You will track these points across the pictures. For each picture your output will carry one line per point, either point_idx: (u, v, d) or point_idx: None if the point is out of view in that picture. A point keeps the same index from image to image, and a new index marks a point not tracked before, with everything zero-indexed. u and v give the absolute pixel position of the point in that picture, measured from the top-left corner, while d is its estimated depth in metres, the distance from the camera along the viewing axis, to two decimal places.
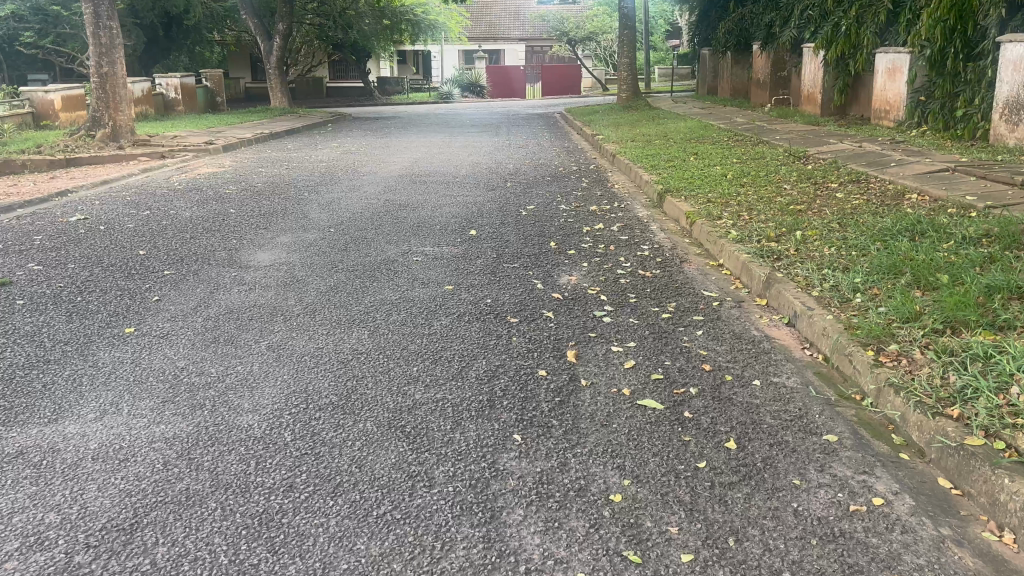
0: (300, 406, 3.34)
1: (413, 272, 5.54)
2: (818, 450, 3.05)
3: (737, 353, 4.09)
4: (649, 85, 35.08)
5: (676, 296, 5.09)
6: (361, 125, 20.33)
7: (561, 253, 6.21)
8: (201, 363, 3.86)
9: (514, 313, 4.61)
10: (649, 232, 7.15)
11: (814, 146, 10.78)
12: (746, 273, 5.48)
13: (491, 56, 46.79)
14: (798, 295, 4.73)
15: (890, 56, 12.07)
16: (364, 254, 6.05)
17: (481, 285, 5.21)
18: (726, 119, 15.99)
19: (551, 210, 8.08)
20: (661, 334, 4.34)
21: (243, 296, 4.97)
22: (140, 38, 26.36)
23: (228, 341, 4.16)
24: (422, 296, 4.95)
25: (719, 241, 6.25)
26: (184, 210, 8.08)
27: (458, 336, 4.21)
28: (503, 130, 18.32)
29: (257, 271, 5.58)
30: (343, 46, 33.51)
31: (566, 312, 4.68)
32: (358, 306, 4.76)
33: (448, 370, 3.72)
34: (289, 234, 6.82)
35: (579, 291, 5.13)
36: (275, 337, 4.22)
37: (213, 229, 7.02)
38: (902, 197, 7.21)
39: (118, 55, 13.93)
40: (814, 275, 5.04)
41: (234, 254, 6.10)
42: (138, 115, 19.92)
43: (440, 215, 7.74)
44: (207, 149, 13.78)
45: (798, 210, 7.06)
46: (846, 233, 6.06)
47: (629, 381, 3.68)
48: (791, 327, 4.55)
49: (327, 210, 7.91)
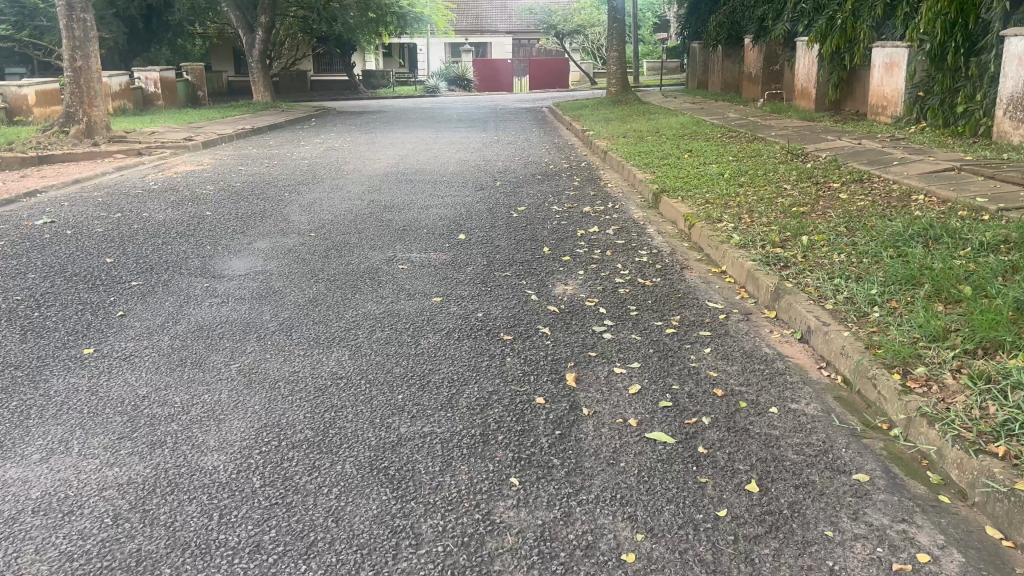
0: (272, 444, 3.00)
1: (399, 282, 5.19)
2: (849, 493, 2.74)
3: (748, 374, 3.78)
4: (638, 79, 34.84)
5: (680, 308, 4.78)
6: (346, 120, 19.92)
7: (555, 260, 5.88)
8: (164, 390, 3.51)
9: (507, 329, 4.29)
10: (646, 235, 6.84)
11: (812, 144, 10.50)
12: (752, 282, 5.17)
13: (478, 50, 46.36)
14: (811, 308, 4.43)
15: (887, 50, 11.80)
16: (346, 262, 5.70)
17: (471, 297, 4.88)
18: (719, 114, 15.71)
19: (542, 211, 7.76)
20: (666, 352, 4.03)
21: (214, 311, 4.61)
22: (120, 31, 25.78)
23: (195, 365, 3.80)
24: (408, 310, 4.61)
25: (721, 246, 5.95)
26: (157, 212, 7.69)
27: (446, 358, 3.88)
28: (491, 125, 17.97)
29: (231, 282, 5.22)
30: (328, 38, 32.97)
31: (562, 327, 4.35)
32: (338, 322, 4.42)
33: (436, 399, 3.39)
34: (267, 239, 6.46)
35: (576, 303, 4.81)
36: (248, 360, 3.86)
37: (187, 234, 6.64)
38: (908, 198, 6.92)
39: (93, 47, 13.46)
40: (826, 285, 4.74)
41: (207, 262, 5.73)
42: (116, 111, 19.42)
43: (427, 217, 7.39)
44: (186, 146, 13.35)
45: (801, 212, 6.77)
46: (855, 238, 5.76)
47: (635, 410, 3.36)
48: (805, 343, 4.24)
49: (308, 212, 7.54)
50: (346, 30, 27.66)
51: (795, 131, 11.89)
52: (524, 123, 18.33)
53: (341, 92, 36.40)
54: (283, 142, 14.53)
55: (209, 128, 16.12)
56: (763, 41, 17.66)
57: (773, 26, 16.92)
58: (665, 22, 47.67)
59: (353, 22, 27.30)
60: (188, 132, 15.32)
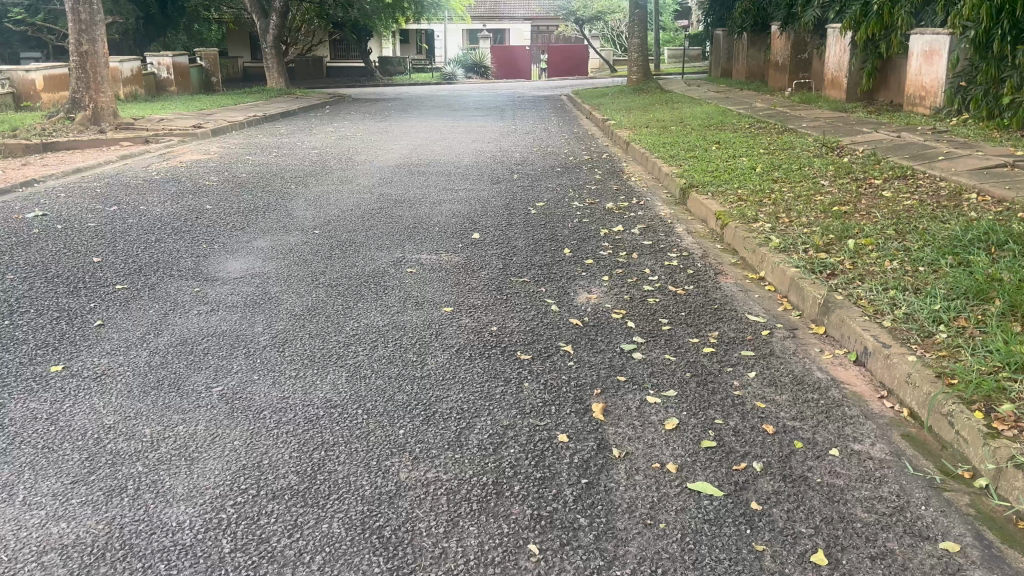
0: (248, 494, 2.56)
1: (407, 288, 4.74)
2: (939, 570, 2.27)
3: (801, 407, 3.32)
4: (659, 66, 34.14)
5: (716, 322, 4.30)
6: (359, 108, 19.46)
7: (576, 263, 5.41)
8: (134, 419, 3.08)
9: (525, 347, 3.83)
10: (674, 235, 6.36)
11: (846, 136, 9.94)
12: (796, 292, 4.69)
13: (496, 37, 45.76)
14: (866, 324, 3.94)
15: (926, 38, 11.21)
16: (350, 264, 5.25)
17: (485, 307, 4.42)
18: (745, 104, 15.13)
19: (562, 208, 7.28)
20: (706, 377, 3.56)
21: (200, 322, 4.17)
22: (134, 15, 25.38)
23: (172, 388, 3.37)
24: (415, 322, 4.15)
25: (759, 249, 5.46)
26: (154, 205, 7.28)
27: (457, 381, 3.43)
28: (508, 113, 17.44)
29: (224, 286, 4.80)
30: (343, 25, 32.51)
31: (586, 345, 3.89)
32: (337, 335, 3.97)
33: (443, 435, 2.94)
34: (268, 237, 6.02)
35: (601, 315, 4.34)
36: (232, 382, 3.43)
37: (184, 231, 6.22)
38: (960, 198, 6.40)
39: (99, 32, 13.03)
40: (881, 298, 4.24)
41: (200, 263, 5.31)
42: (128, 97, 19.08)
43: (439, 213, 6.94)
44: (193, 134, 12.95)
45: (844, 211, 6.26)
46: (907, 243, 5.24)
47: (673, 451, 2.91)
48: (862, 367, 3.75)
49: (313, 207, 7.10)
50: (362, 15, 27.17)
51: (828, 122, 11.31)
52: (542, 112, 17.80)
53: (356, 78, 35.92)
54: (294, 130, 14.12)
55: (220, 116, 15.70)
56: (791, 28, 17.03)
57: (802, 13, 16.26)
58: (685, 9, 46.95)
59: (370, 7, 26.77)
60: (198, 119, 14.93)
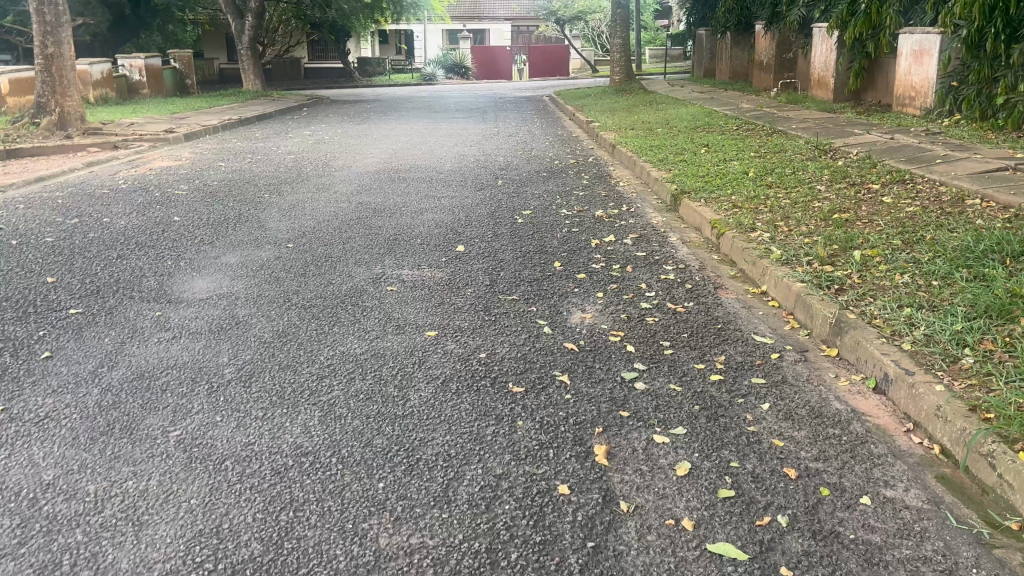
0: (202, 570, 2.23)
1: (387, 310, 4.40)
2: None
3: (823, 446, 3.01)
4: (641, 67, 33.93)
5: (721, 345, 3.99)
6: (337, 111, 19.00)
7: (567, 278, 5.09)
8: (78, 474, 2.73)
9: (517, 377, 3.49)
10: (668, 245, 6.05)
11: (838, 138, 9.69)
12: (804, 309, 4.39)
13: (476, 37, 45.41)
14: (884, 347, 3.65)
15: (916, 37, 10.98)
16: (325, 282, 4.90)
17: (472, 331, 4.08)
18: (732, 105, 14.88)
19: (550, 216, 6.96)
20: (716, 411, 3.25)
21: (160, 352, 3.81)
22: (105, 17, 24.78)
23: (124, 433, 3.02)
24: (396, 349, 3.81)
25: (760, 262, 5.16)
26: (118, 217, 6.88)
27: (442, 421, 3.09)
28: (490, 115, 17.08)
29: (188, 309, 4.43)
30: (321, 25, 32.03)
31: (584, 374, 3.56)
32: (309, 366, 3.62)
33: (428, 489, 2.61)
34: (238, 252, 5.66)
35: (598, 338, 4.02)
36: (191, 426, 3.07)
37: (148, 245, 5.84)
38: (963, 204, 6.14)
39: (65, 33, 12.55)
40: (897, 317, 3.95)
41: (163, 282, 4.94)
42: (99, 100, 18.56)
43: (421, 224, 6.59)
44: (166, 139, 12.51)
45: (845, 219, 5.98)
46: (916, 254, 4.96)
47: (688, 503, 2.59)
48: (883, 395, 3.46)
49: (288, 218, 6.73)
50: (340, 16, 26.71)
51: (818, 124, 11.07)
52: (525, 114, 17.47)
53: (334, 80, 35.44)
54: (271, 134, 13.71)
55: (193, 120, 15.24)
56: (775, 26, 16.81)
57: (786, 12, 16.02)
58: (665, 8, 46.81)
59: (348, 8, 26.32)
60: (170, 123, 14.48)
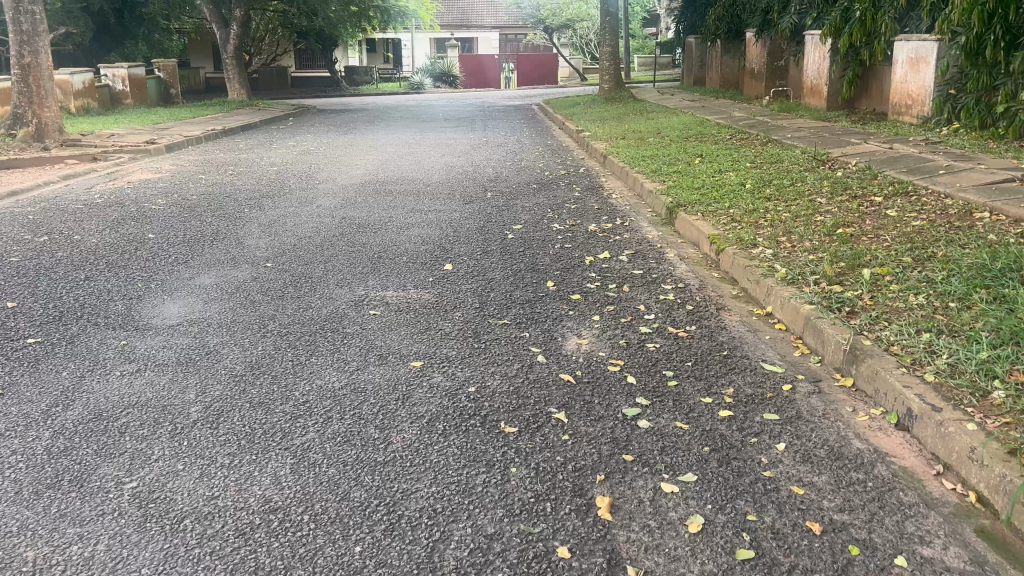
0: None
1: (369, 337, 4.10)
2: None
3: (848, 494, 2.74)
4: (631, 75, 33.80)
5: (729, 375, 3.72)
6: (324, 120, 18.69)
7: (561, 299, 4.82)
8: (16, 538, 2.42)
9: (509, 416, 3.20)
10: (665, 262, 5.78)
11: (836, 147, 9.47)
12: (814, 334, 4.13)
13: (464, 45, 45.21)
14: (905, 379, 3.38)
15: (913, 44, 10.79)
16: (304, 306, 4.60)
17: (461, 360, 3.80)
18: (724, 113, 14.67)
19: (541, 230, 6.69)
20: (728, 454, 2.97)
21: (121, 388, 3.49)
22: (88, 25, 24.36)
23: (73, 486, 2.70)
24: (378, 383, 3.51)
25: (764, 281, 4.90)
26: (89, 234, 6.54)
27: (427, 468, 2.80)
28: (479, 124, 16.83)
29: (156, 337, 4.12)
30: (307, 34, 31.73)
31: (582, 410, 3.28)
32: (283, 404, 3.32)
33: (411, 554, 2.32)
34: (213, 272, 5.34)
35: (596, 368, 3.74)
36: (149, 476, 2.76)
37: (118, 265, 5.51)
38: (971, 217, 5.91)
39: (43, 43, 12.20)
40: (916, 344, 3.69)
41: (131, 307, 4.62)
42: (80, 110, 18.17)
43: (407, 240, 6.30)
44: (146, 150, 12.17)
45: (850, 234, 5.73)
46: (929, 272, 4.71)
47: (703, 567, 2.31)
48: (906, 432, 3.19)
49: (267, 234, 6.43)
50: (326, 24, 26.41)
51: (813, 133, 10.86)
52: (514, 123, 17.22)
53: (321, 88, 35.12)
54: (254, 145, 13.39)
55: (175, 130, 14.90)
56: (767, 34, 16.62)
57: (778, 19, 15.83)
58: (652, 15, 46.72)
59: (335, 16, 26.02)
60: (151, 133, 14.14)
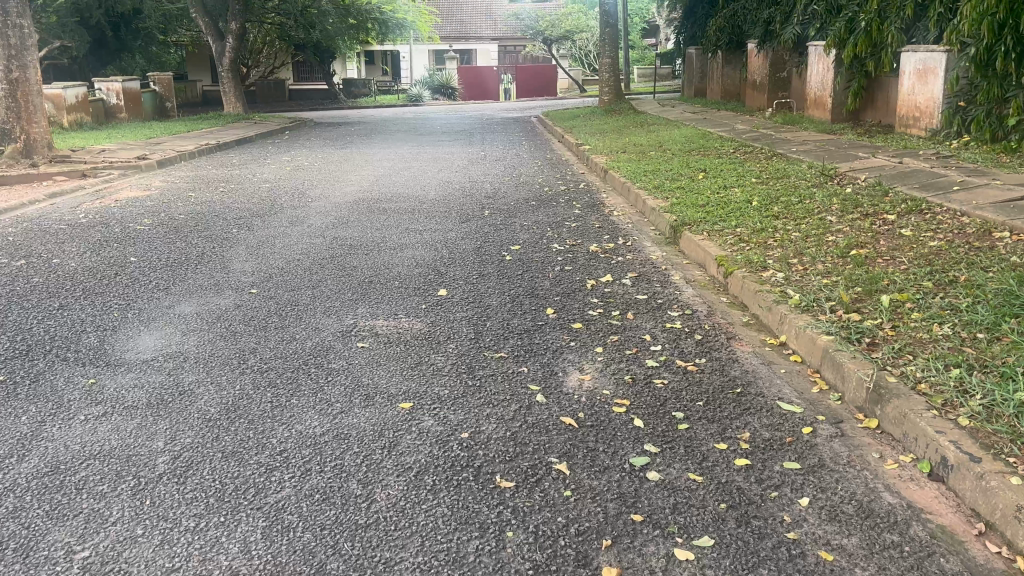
0: None
1: (355, 374, 3.82)
2: None
3: (883, 560, 2.46)
4: (629, 86, 33.70)
5: (743, 416, 3.44)
6: (320, 134, 18.45)
7: (562, 328, 4.54)
8: None
9: (505, 468, 2.92)
10: (670, 286, 5.51)
11: (843, 162, 9.21)
12: (833, 368, 3.84)
13: (463, 57, 45.13)
14: (937, 423, 3.09)
15: (919, 55, 10.55)
16: (288, 338, 4.32)
17: (453, 400, 3.52)
18: (726, 126, 14.44)
19: (540, 251, 6.43)
20: (747, 511, 2.70)
21: (83, 435, 3.21)
22: (84, 38, 24.18)
23: (18, 556, 2.42)
24: (363, 429, 3.23)
25: (777, 308, 4.62)
26: (69, 258, 6.27)
27: (413, 533, 2.52)
28: (477, 138, 16.58)
29: (127, 375, 3.84)
30: (306, 46, 31.56)
31: (586, 459, 3.00)
32: (257, 454, 3.04)
33: None
34: (194, 300, 5.07)
35: (600, 409, 3.46)
36: (104, 544, 2.48)
37: (94, 293, 5.23)
38: (991, 237, 5.65)
39: (32, 57, 11.95)
40: (946, 382, 3.40)
41: (104, 339, 4.34)
42: (73, 125, 17.93)
43: (400, 262, 6.03)
44: (136, 167, 11.92)
45: (864, 256, 5.46)
46: (953, 299, 4.44)
47: None
48: (941, 484, 2.91)
49: (254, 257, 6.16)
50: (324, 37, 26.27)
51: (819, 146, 10.60)
52: (512, 136, 17.00)
53: (319, 101, 34.94)
54: (248, 160, 13.14)
55: (168, 145, 14.65)
56: (768, 45, 16.40)
57: (780, 30, 15.63)
58: (651, 27, 46.74)
59: (332, 29, 25.90)
60: (143, 149, 13.89)
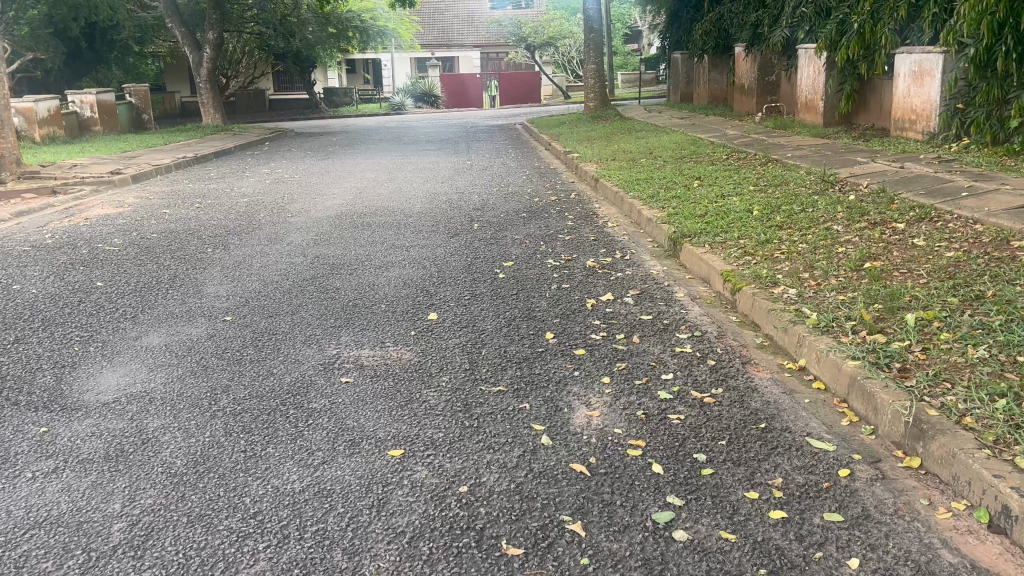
0: None
1: (339, 415, 3.45)
2: None
3: None
4: (613, 93, 33.48)
5: (773, 457, 3.09)
6: (301, 145, 18.06)
7: (564, 355, 4.19)
8: None
9: (511, 530, 2.56)
10: (674, 304, 5.18)
11: (842, 167, 8.93)
12: (864, 398, 3.51)
13: (445, 64, 44.79)
14: (994, 465, 2.75)
15: (915, 57, 10.32)
16: (264, 373, 3.94)
17: (450, 446, 3.15)
18: (717, 131, 14.16)
19: (534, 267, 6.08)
20: None
21: (28, 498, 2.82)
22: (58, 50, 23.65)
23: None
24: (348, 483, 2.86)
25: (794, 329, 4.29)
26: (32, 283, 5.87)
27: None
28: (462, 146, 16.20)
29: (85, 421, 3.44)
30: (286, 55, 31.12)
31: (602, 515, 2.65)
32: (228, 517, 2.66)
33: None
34: (163, 330, 4.67)
35: (614, 453, 3.10)
36: None
37: (55, 323, 4.83)
38: (1010, 245, 5.35)
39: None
40: (994, 415, 3.06)
41: (61, 379, 3.94)
42: (46, 139, 17.44)
43: (385, 283, 5.67)
44: (109, 182, 11.49)
45: (880, 269, 5.15)
46: (983, 317, 4.12)
47: None
48: (1004, 537, 2.58)
49: (229, 279, 5.77)
50: (304, 46, 25.86)
51: (814, 151, 10.34)
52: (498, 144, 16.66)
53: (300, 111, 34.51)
54: (225, 174, 12.72)
55: (144, 159, 14.20)
56: (756, 49, 16.17)
57: (769, 33, 15.39)
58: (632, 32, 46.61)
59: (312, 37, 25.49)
60: (118, 163, 13.44)
